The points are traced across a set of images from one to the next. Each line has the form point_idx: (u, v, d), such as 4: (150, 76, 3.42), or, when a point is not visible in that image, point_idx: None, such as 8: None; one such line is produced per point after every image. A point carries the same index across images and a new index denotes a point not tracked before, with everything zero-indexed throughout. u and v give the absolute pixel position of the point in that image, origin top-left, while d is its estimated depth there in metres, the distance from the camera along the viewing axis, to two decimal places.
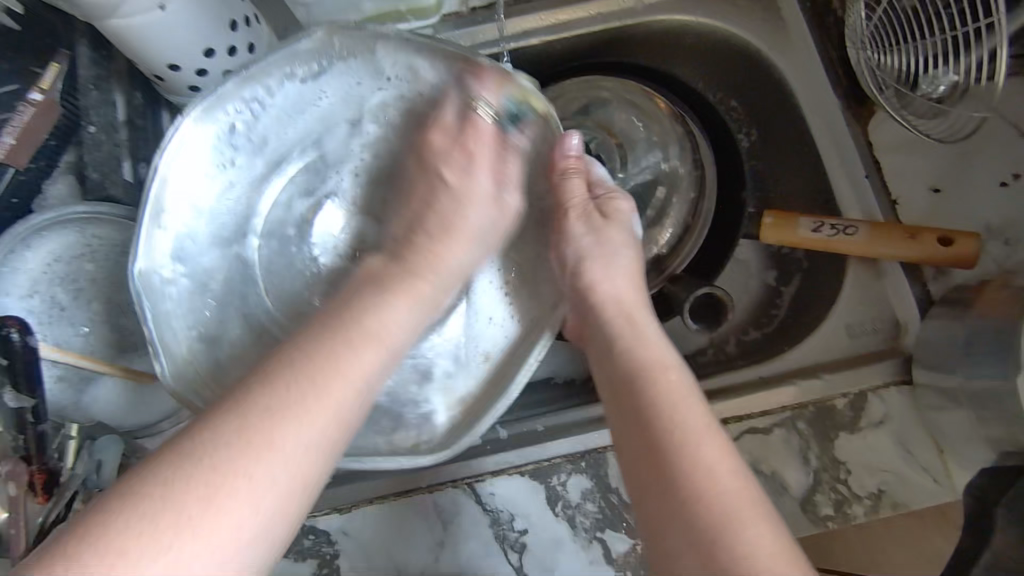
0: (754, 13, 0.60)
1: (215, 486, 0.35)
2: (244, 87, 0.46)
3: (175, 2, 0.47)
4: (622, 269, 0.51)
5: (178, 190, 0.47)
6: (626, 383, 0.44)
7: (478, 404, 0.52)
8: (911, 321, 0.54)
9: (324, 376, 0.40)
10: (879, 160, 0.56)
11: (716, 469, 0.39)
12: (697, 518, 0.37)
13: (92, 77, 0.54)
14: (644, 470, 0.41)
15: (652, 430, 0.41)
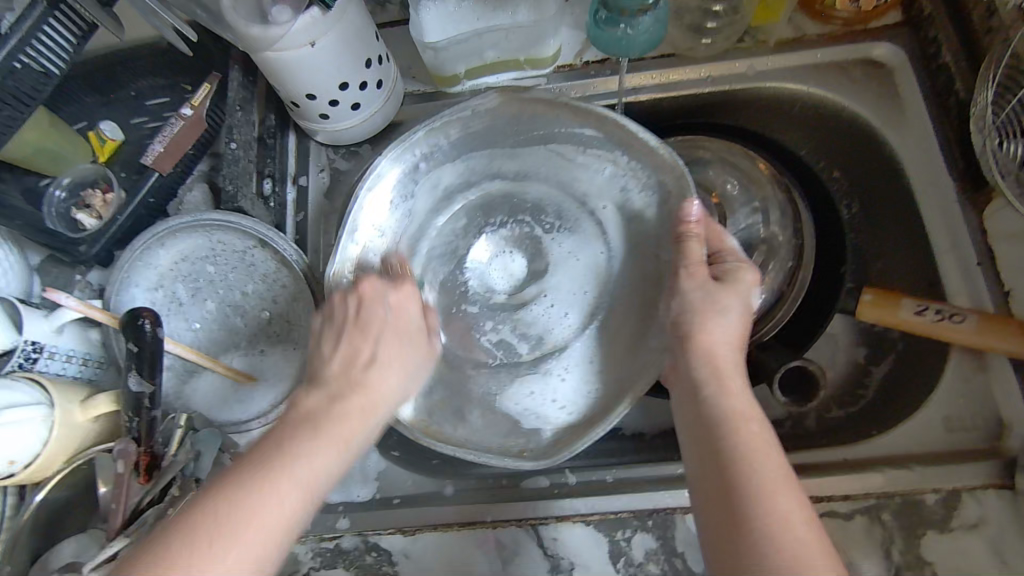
0: (869, 90, 0.61)
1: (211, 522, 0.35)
2: (430, 135, 0.54)
3: (325, 39, 0.52)
4: (728, 325, 0.46)
5: (368, 213, 0.54)
6: (710, 423, 0.41)
7: (575, 431, 0.52)
8: (1017, 422, 0.51)
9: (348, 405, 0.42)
10: (994, 250, 0.54)
11: (771, 464, 0.38)
12: (749, 514, 0.36)
13: (240, 99, 0.59)
14: (705, 464, 0.40)
15: (713, 425, 0.41)
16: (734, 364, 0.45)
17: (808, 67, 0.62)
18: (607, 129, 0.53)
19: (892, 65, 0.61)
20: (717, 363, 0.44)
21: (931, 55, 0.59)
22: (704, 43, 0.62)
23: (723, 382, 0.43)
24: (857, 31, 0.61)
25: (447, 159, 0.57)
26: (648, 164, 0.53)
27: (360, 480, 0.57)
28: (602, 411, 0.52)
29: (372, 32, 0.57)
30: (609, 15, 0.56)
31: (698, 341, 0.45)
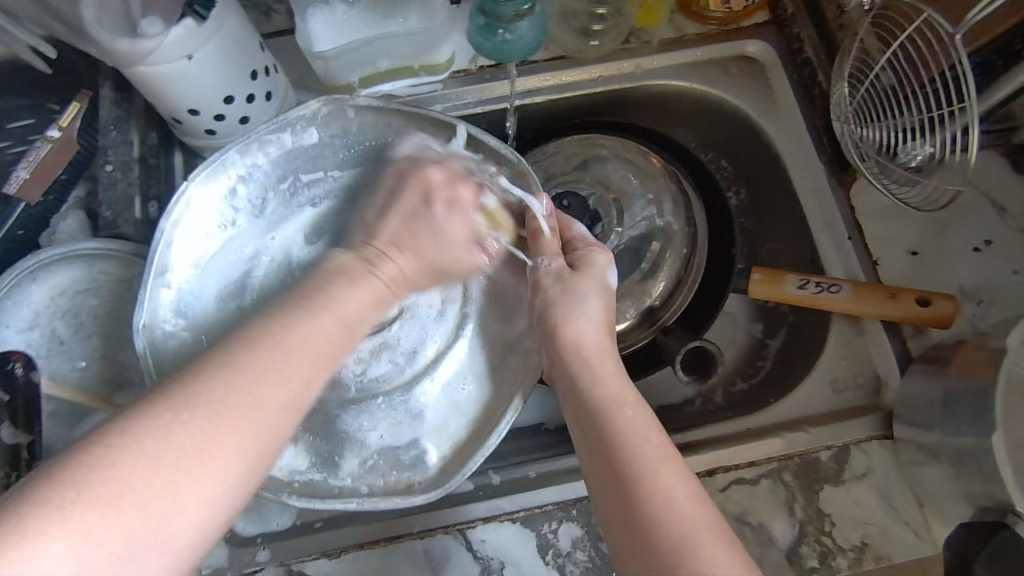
0: (745, 83, 0.66)
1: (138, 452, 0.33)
2: (243, 153, 0.52)
3: (202, 52, 0.50)
4: (588, 315, 0.49)
5: (179, 251, 0.51)
6: (591, 416, 0.44)
7: (466, 450, 0.51)
8: (891, 378, 0.56)
9: (311, 315, 0.41)
10: (861, 225, 0.60)
11: (651, 446, 0.41)
12: (640, 500, 0.39)
13: (113, 117, 0.56)
14: (595, 461, 0.42)
15: (592, 417, 0.43)
16: (603, 352, 0.47)
17: (688, 65, 0.66)
18: (444, 131, 0.53)
19: (763, 61, 0.66)
20: (587, 355, 0.47)
21: (795, 50, 0.65)
22: (592, 44, 0.64)
23: (597, 373, 0.46)
24: (730, 31, 0.66)
25: (268, 183, 0.55)
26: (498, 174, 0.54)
27: (279, 507, 0.55)
28: (477, 436, 0.52)
29: (255, 43, 0.55)
30: (488, 22, 0.60)
31: (571, 342, 0.48)
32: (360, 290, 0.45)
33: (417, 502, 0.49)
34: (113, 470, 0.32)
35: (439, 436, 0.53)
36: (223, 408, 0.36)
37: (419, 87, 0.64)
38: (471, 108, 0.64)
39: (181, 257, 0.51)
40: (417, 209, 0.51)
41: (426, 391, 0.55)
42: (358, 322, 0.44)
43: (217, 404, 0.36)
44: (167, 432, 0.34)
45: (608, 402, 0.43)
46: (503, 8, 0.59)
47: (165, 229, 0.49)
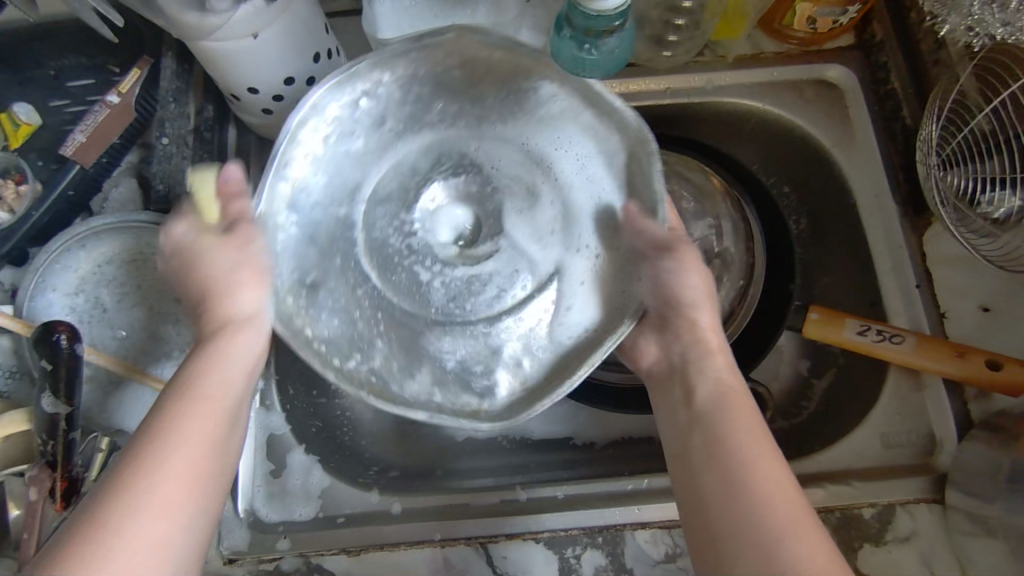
0: (821, 108, 0.62)
1: (139, 479, 0.37)
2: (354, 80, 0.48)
3: (268, 31, 0.48)
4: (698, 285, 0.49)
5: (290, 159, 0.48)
6: (730, 464, 0.41)
7: (542, 387, 0.48)
8: (948, 440, 0.53)
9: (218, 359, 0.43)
10: (931, 273, 0.57)
11: (785, 505, 0.39)
12: (746, 545, 0.38)
13: (172, 89, 0.55)
14: (711, 482, 0.41)
15: (736, 462, 0.41)
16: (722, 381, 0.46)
17: (764, 84, 0.63)
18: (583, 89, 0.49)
19: (843, 87, 0.62)
20: (741, 423, 0.43)
21: (880, 79, 0.61)
22: (665, 55, 0.62)
23: (740, 428, 0.43)
24: (810, 52, 0.63)
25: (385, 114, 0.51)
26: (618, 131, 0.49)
27: (302, 498, 0.54)
28: (581, 354, 0.48)
29: (320, 24, 0.53)
30: (572, 34, 0.50)
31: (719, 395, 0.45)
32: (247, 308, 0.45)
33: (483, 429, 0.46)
34: (106, 530, 0.35)
35: (510, 372, 0.49)
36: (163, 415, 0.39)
37: None
38: None
39: (294, 181, 0.48)
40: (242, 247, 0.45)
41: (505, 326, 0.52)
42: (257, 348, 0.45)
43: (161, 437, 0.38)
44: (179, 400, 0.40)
45: (740, 437, 0.42)
46: (591, 24, 0.48)
47: (281, 152, 0.46)
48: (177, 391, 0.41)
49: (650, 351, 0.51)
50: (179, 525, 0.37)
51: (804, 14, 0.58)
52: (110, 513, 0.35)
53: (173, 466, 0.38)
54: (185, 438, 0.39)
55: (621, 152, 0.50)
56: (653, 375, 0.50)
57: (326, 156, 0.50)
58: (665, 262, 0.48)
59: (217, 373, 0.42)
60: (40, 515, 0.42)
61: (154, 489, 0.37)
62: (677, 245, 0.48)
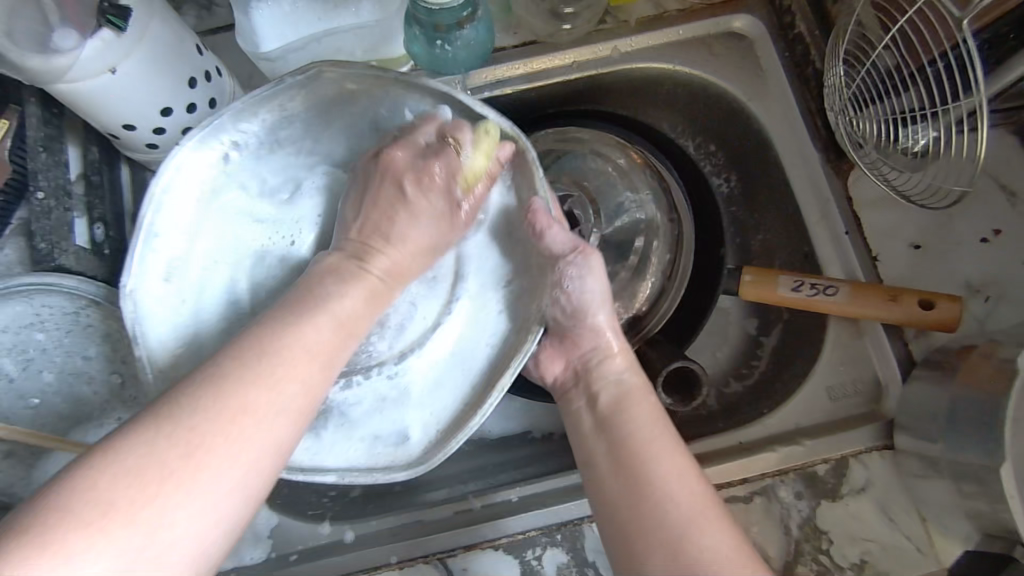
0: (733, 62, 0.60)
1: (219, 413, 0.35)
2: (239, 119, 0.47)
3: (127, 64, 0.45)
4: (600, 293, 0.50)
5: (168, 214, 0.47)
6: (631, 466, 0.43)
7: (457, 420, 0.49)
8: (892, 383, 0.53)
9: (273, 352, 0.38)
10: (860, 217, 0.56)
11: (688, 491, 0.41)
12: (655, 540, 0.40)
13: (42, 137, 0.51)
14: (615, 487, 0.43)
15: (629, 465, 0.43)
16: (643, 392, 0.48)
17: (671, 45, 0.60)
18: (434, 103, 0.48)
19: (752, 37, 0.60)
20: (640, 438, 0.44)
21: (787, 24, 0.59)
22: (564, 28, 0.59)
23: (653, 445, 0.44)
24: (715, 4, 0.60)
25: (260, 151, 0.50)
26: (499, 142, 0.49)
27: (251, 539, 0.53)
28: (496, 372, 0.49)
29: (191, 45, 0.50)
30: (424, 32, 0.53)
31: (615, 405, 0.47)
32: (355, 288, 0.44)
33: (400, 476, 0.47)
34: (174, 458, 0.33)
35: (422, 419, 0.50)
36: (260, 366, 0.37)
37: None
38: None
39: (168, 227, 0.47)
40: (393, 194, 0.48)
41: (412, 369, 0.53)
42: (354, 322, 0.42)
43: (176, 420, 0.34)
44: (244, 358, 0.37)
45: (644, 440, 0.44)
46: None
47: (146, 218, 0.45)
48: (276, 330, 0.39)
49: (553, 366, 0.53)
50: (262, 459, 0.36)
51: None
52: (195, 421, 0.34)
53: (260, 407, 0.36)
54: (261, 383, 0.36)
55: (507, 171, 0.52)
56: (558, 386, 0.53)
57: (197, 219, 0.49)
58: (567, 268, 0.50)
59: (341, 300, 0.42)
60: None
61: (255, 416, 0.36)
62: (582, 252, 0.50)
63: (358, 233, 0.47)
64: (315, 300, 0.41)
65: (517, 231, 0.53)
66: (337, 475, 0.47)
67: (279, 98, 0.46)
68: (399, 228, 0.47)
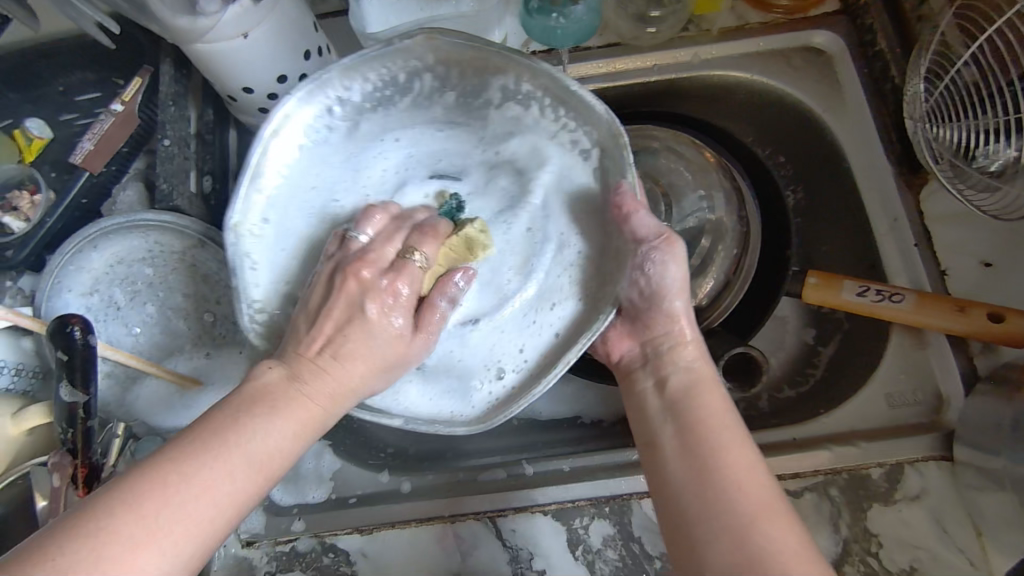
0: (809, 76, 0.62)
1: (160, 489, 0.34)
2: (345, 78, 0.48)
3: (258, 30, 0.50)
4: (679, 281, 0.47)
5: (274, 158, 0.49)
6: (696, 457, 0.41)
7: (533, 375, 0.48)
8: (954, 396, 0.53)
9: (235, 441, 0.36)
10: (930, 231, 0.56)
11: (755, 487, 0.39)
12: (715, 534, 0.37)
13: (171, 93, 0.57)
14: (680, 464, 0.41)
15: (693, 452, 0.41)
16: (708, 382, 0.45)
17: (751, 56, 0.63)
18: (540, 78, 0.48)
19: (831, 52, 0.63)
20: (706, 424, 0.42)
21: (867, 42, 0.61)
22: (648, 31, 0.62)
23: (720, 434, 0.41)
24: (796, 20, 0.63)
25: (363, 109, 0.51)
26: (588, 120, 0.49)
27: (315, 481, 0.56)
28: (565, 345, 0.48)
29: (309, 22, 0.55)
30: (541, 5, 0.60)
31: (682, 385, 0.46)
32: (283, 418, 0.39)
33: (457, 433, 0.46)
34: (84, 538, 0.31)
35: (493, 373, 0.49)
36: (222, 451, 0.36)
37: None
38: None
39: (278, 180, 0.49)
40: (349, 312, 0.43)
41: (479, 328, 0.51)
42: (274, 459, 0.38)
43: (158, 479, 0.34)
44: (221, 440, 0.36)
45: (714, 423, 0.42)
46: None
47: (252, 161, 0.47)
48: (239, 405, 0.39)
49: (621, 344, 0.51)
50: (183, 549, 0.33)
51: None
52: (118, 519, 0.32)
53: (204, 494, 0.35)
54: (193, 488, 0.34)
55: (596, 149, 0.49)
56: (624, 364, 0.51)
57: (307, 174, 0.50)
58: (650, 255, 0.47)
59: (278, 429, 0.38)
60: (64, 499, 0.43)
61: (173, 513, 0.33)
62: (667, 239, 0.47)
63: (312, 349, 0.42)
64: (278, 406, 0.39)
65: (605, 215, 0.50)
66: (401, 419, 0.46)
67: (397, 59, 0.48)
68: (353, 346, 0.42)
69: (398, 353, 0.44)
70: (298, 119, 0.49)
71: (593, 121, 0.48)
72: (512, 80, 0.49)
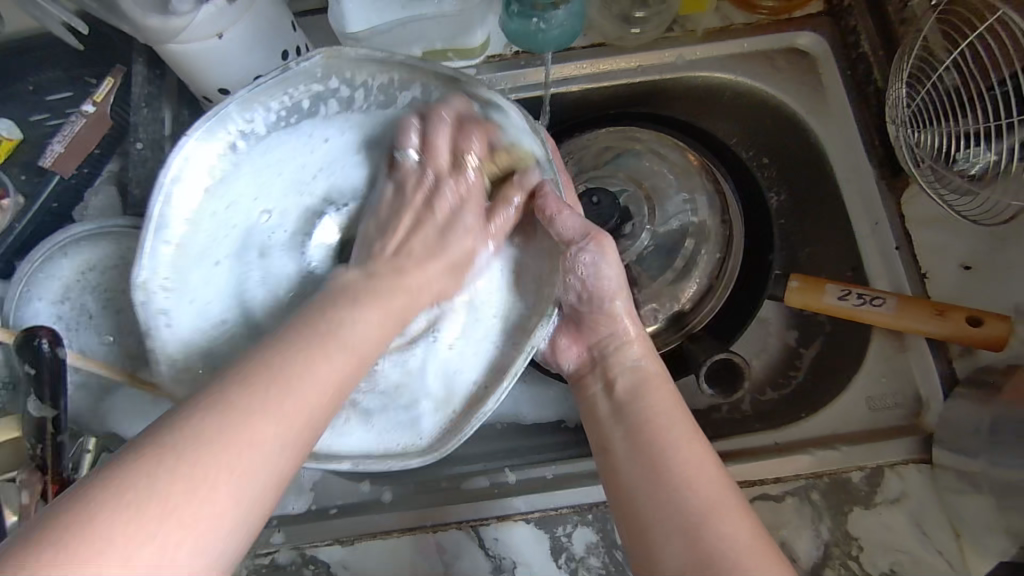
0: (793, 78, 0.62)
1: (206, 445, 0.33)
2: (246, 108, 0.45)
3: (232, 30, 0.49)
4: (615, 275, 0.49)
5: (178, 206, 0.45)
6: (649, 455, 0.42)
7: (475, 401, 0.47)
8: (934, 399, 0.53)
9: (279, 378, 0.36)
10: (911, 234, 0.57)
11: (707, 482, 0.40)
12: (671, 528, 0.38)
13: (144, 94, 0.55)
14: (631, 468, 0.42)
15: (645, 451, 0.42)
16: (661, 381, 0.47)
17: (735, 57, 0.63)
18: (448, 83, 0.47)
19: (814, 54, 0.62)
20: (657, 425, 0.43)
21: (850, 44, 0.61)
22: (632, 32, 0.62)
23: (671, 433, 0.43)
24: (781, 21, 0.62)
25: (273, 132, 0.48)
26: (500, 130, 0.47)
27: (296, 490, 0.56)
28: (501, 366, 0.48)
29: (287, 21, 0.54)
30: (521, 10, 0.58)
31: (631, 390, 0.46)
32: (370, 310, 0.42)
33: (413, 465, 0.45)
34: (141, 504, 0.31)
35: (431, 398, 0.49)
36: (272, 398, 0.35)
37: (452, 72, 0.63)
38: (506, 95, 0.63)
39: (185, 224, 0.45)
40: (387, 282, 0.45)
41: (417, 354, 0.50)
42: (363, 348, 0.40)
43: (208, 422, 0.33)
44: (276, 375, 0.36)
45: (662, 424, 0.43)
46: None
47: (156, 212, 0.43)
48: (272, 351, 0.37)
49: (570, 350, 0.52)
50: (240, 504, 0.33)
51: None
52: (189, 456, 0.32)
53: (265, 437, 0.34)
54: (252, 445, 0.34)
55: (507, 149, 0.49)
56: (574, 372, 0.51)
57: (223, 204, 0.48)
58: (581, 255, 0.48)
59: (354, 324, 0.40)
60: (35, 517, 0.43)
61: (232, 467, 0.33)
62: (595, 238, 0.48)
63: (389, 252, 0.47)
64: (326, 348, 0.38)
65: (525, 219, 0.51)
66: (351, 461, 0.45)
67: (295, 82, 0.46)
68: (426, 246, 0.47)
69: (465, 256, 0.49)
70: (201, 155, 0.45)
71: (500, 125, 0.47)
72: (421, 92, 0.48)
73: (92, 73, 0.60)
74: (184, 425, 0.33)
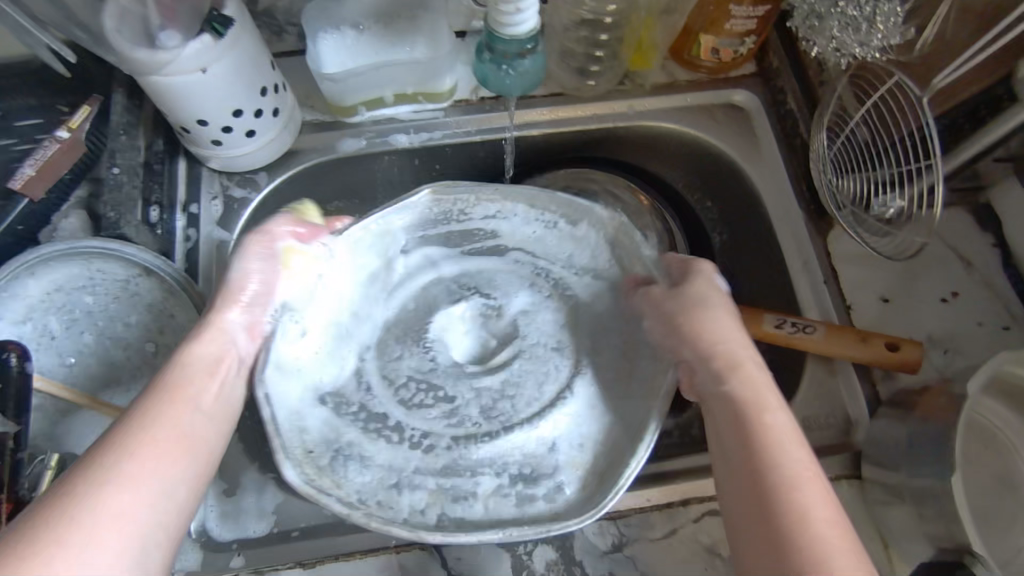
0: (732, 131, 0.69)
1: (95, 500, 0.37)
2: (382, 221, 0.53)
3: (216, 66, 0.52)
4: (719, 314, 0.48)
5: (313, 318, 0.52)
6: (780, 520, 0.38)
7: (597, 483, 0.47)
8: (861, 419, 0.58)
9: (136, 473, 0.38)
10: (837, 270, 0.63)
11: (843, 551, 0.37)
12: None
13: (123, 123, 0.57)
14: (753, 527, 0.39)
15: (772, 515, 0.39)
16: (786, 427, 0.42)
17: (678, 109, 0.69)
18: (530, 200, 0.55)
19: (748, 109, 0.70)
20: (783, 483, 0.39)
21: (779, 101, 0.69)
22: (589, 84, 0.68)
23: (799, 491, 0.39)
24: (719, 79, 0.70)
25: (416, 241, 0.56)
26: (588, 221, 0.55)
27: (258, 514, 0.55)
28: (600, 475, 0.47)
29: (267, 60, 0.57)
30: (492, 57, 0.62)
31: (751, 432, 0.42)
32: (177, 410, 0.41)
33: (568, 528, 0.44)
34: (73, 522, 0.36)
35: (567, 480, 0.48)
36: (106, 473, 0.38)
37: (421, 113, 0.68)
38: (471, 136, 0.68)
39: (284, 301, 0.50)
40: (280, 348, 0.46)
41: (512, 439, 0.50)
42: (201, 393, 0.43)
43: (118, 461, 0.38)
44: (110, 469, 0.38)
45: (795, 492, 0.39)
46: (506, 47, 0.60)
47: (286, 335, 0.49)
48: (136, 431, 0.40)
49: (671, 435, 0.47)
50: (153, 519, 0.38)
51: (709, 44, 0.65)
52: (76, 523, 0.36)
53: (138, 477, 0.38)
54: (126, 476, 0.38)
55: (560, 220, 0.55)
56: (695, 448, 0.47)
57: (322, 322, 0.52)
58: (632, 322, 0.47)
59: (210, 343, 0.45)
60: None
61: (131, 499, 0.37)
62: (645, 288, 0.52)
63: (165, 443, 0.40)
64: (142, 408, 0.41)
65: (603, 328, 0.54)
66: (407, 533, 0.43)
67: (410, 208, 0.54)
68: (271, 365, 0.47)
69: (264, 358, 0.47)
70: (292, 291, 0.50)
71: (589, 216, 0.54)
72: (498, 203, 0.55)
73: (65, 101, 0.61)
74: (112, 463, 0.38)
